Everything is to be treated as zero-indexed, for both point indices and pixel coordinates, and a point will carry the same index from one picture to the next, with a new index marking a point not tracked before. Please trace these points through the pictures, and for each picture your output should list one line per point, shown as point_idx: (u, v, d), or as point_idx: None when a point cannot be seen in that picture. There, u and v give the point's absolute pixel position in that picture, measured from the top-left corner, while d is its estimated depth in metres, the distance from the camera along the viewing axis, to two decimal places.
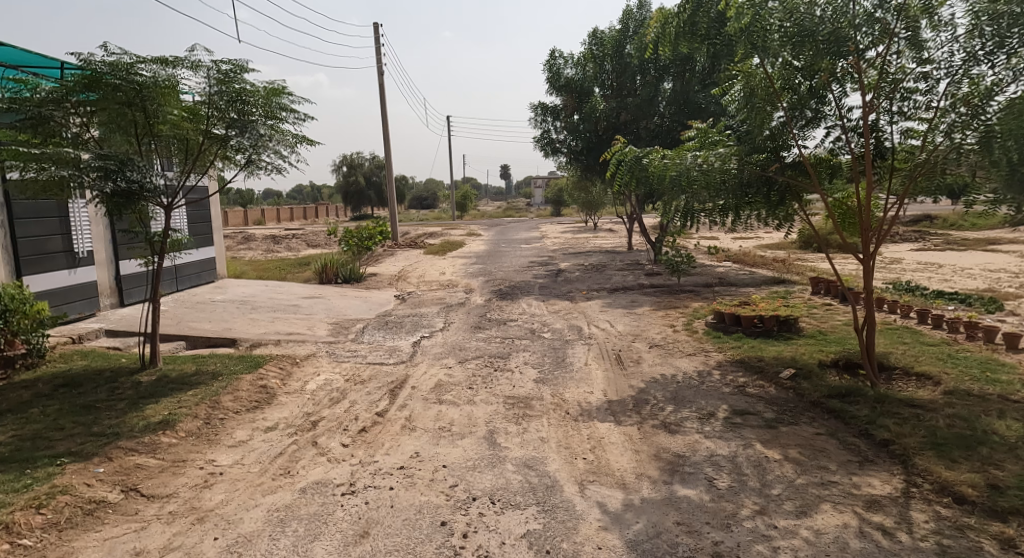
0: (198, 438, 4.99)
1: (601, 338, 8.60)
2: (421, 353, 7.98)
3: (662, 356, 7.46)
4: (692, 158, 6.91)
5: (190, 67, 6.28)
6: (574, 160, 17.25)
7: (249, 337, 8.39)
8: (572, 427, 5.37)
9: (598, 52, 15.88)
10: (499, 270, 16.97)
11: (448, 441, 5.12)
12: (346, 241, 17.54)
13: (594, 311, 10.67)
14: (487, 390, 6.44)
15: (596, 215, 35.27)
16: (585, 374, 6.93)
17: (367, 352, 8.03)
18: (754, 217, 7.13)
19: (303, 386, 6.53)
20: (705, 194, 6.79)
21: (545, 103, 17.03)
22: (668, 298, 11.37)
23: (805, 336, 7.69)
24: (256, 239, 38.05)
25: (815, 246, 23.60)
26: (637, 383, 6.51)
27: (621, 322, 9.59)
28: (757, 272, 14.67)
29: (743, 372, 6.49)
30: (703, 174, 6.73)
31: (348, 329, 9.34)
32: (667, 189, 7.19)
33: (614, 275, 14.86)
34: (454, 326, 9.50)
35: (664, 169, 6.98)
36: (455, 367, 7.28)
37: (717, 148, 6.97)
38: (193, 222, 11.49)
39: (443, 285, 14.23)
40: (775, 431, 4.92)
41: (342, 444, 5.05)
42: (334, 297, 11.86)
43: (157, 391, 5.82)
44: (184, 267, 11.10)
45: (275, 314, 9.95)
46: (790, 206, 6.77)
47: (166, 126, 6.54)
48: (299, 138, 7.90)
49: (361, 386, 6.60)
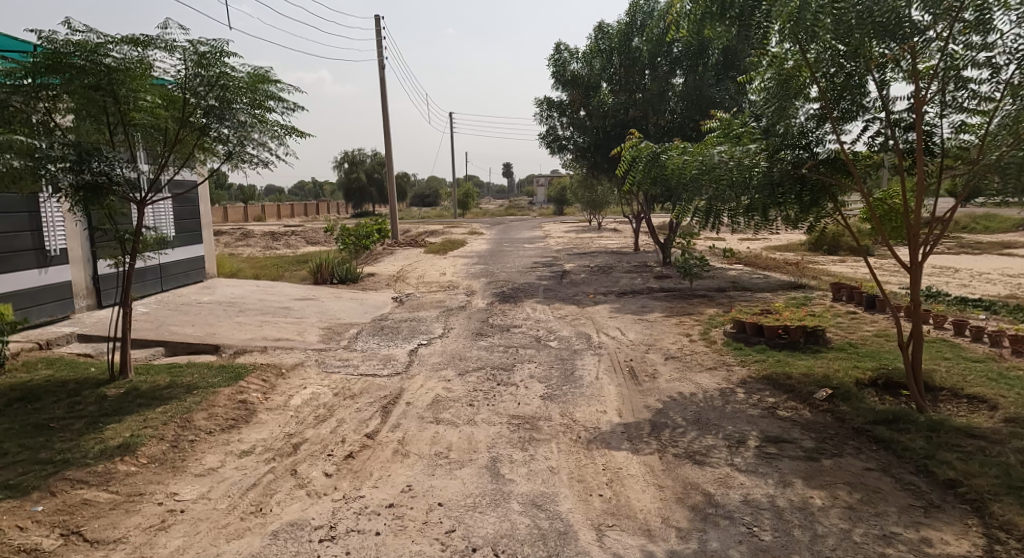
0: (162, 465, 4.39)
1: (612, 348, 8.00)
2: (419, 363, 7.39)
3: (680, 370, 6.86)
4: (715, 155, 6.29)
5: (163, 48, 5.67)
6: (582, 158, 16.64)
7: (233, 343, 7.79)
8: (585, 454, 4.78)
9: (606, 46, 15.22)
10: (502, 270, 16.38)
11: (445, 471, 4.52)
12: (343, 240, 16.95)
13: (602, 317, 10.08)
14: (489, 408, 5.85)
15: (600, 216, 34.73)
16: (597, 390, 6.34)
17: (360, 361, 7.44)
18: (781, 222, 6.49)
19: (286, 401, 5.93)
20: (728, 192, 6.18)
21: (550, 99, 16.41)
22: (680, 303, 10.79)
23: (834, 349, 7.10)
24: (255, 235, 37.62)
25: (827, 247, 23.01)
26: (654, 403, 5.91)
27: (632, 330, 9.00)
28: (772, 275, 14.09)
29: (771, 391, 5.89)
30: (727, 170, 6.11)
31: (341, 334, 8.76)
32: (688, 187, 6.63)
33: (622, 278, 14.26)
34: (455, 333, 8.91)
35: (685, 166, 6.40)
36: (455, 380, 6.70)
37: (744, 142, 6.38)
38: (180, 218, 10.91)
39: (443, 286, 13.63)
40: (818, 465, 4.32)
41: (326, 473, 4.46)
42: (328, 299, 11.27)
43: (122, 407, 5.24)
44: (170, 265, 10.53)
45: (264, 317, 9.37)
46: (821, 209, 6.15)
47: (141, 114, 5.94)
48: (289, 129, 7.31)
49: (351, 401, 6.01)
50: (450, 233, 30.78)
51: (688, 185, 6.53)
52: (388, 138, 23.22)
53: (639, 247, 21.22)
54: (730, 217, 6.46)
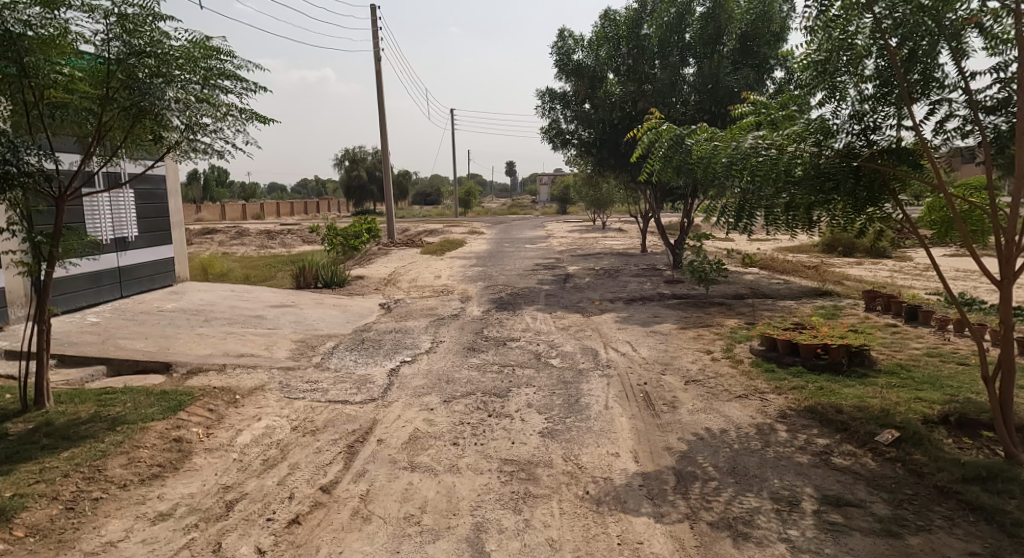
0: (43, 539, 3.38)
1: (622, 369, 6.96)
2: (399, 387, 6.37)
3: (704, 399, 5.83)
4: (752, 140, 5.35)
5: (84, 10, 4.65)
6: (586, 153, 15.59)
7: (187, 360, 6.77)
8: (594, 520, 3.75)
9: (613, 32, 14.15)
10: (501, 273, 15.37)
11: (415, 545, 3.50)
12: (330, 240, 15.93)
13: (610, 328, 9.05)
14: (477, 448, 4.82)
15: (604, 215, 33.75)
16: (607, 425, 5.32)
17: (331, 383, 6.42)
18: (825, 223, 5.54)
19: (233, 438, 4.91)
20: (767, 185, 5.24)
21: (553, 90, 15.36)
22: (696, 313, 9.75)
23: (884, 373, 6.07)
24: (250, 233, 36.67)
25: (841, 249, 22.00)
26: (676, 443, 4.88)
27: (644, 345, 7.98)
28: (791, 281, 13.06)
29: (819, 430, 4.85)
30: (766, 159, 5.17)
31: (315, 349, 7.74)
32: (719, 181, 5.63)
33: (630, 283, 13.22)
34: (444, 348, 7.91)
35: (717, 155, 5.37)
36: (438, 410, 5.68)
37: (786, 127, 5.38)
38: (144, 214, 9.92)
39: (436, 291, 12.62)
40: (902, 543, 3.28)
41: (259, 549, 3.44)
42: (308, 306, 10.26)
43: (21, 451, 4.24)
44: (132, 267, 9.54)
45: (230, 328, 8.37)
46: (875, 209, 5.17)
47: (62, 92, 4.91)
48: (251, 115, 6.37)
49: (312, 438, 5.00)
50: (449, 233, 29.79)
51: (718, 176, 5.58)
52: (383, 134, 22.26)
53: (647, 248, 20.17)
54: (767, 216, 5.52)
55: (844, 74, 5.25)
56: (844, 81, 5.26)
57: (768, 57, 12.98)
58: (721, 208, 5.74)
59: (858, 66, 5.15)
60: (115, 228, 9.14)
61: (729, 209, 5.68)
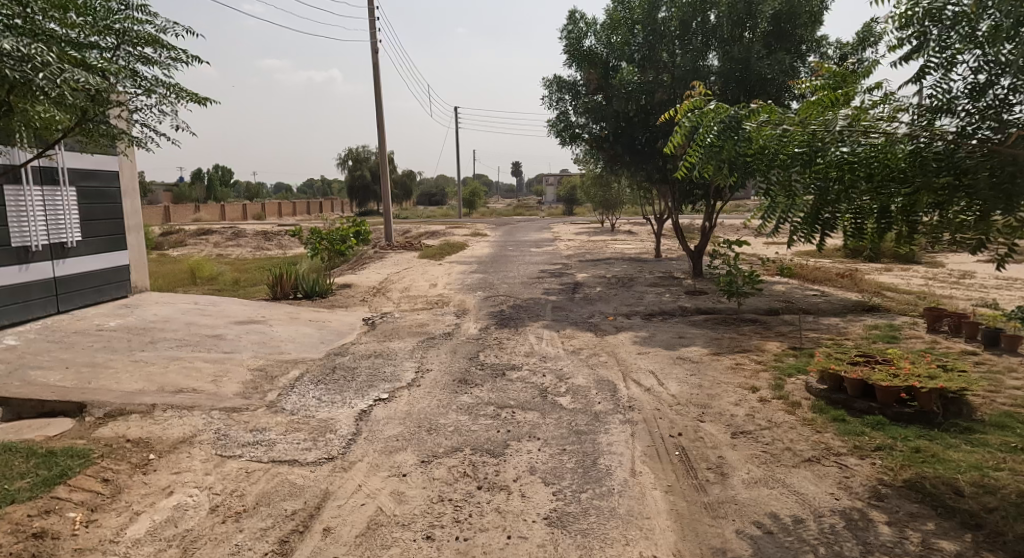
0: None
1: (649, 414, 5.57)
2: (366, 438, 5.02)
3: (762, 462, 4.44)
4: (835, 124, 4.03)
5: None
6: (597, 149, 14.18)
7: (107, 400, 5.45)
8: None
9: (627, 15, 12.83)
10: (504, 281, 14.01)
11: None
12: (314, 245, 14.31)
13: (628, 353, 7.68)
14: (458, 547, 3.46)
15: (613, 218, 32.45)
16: (636, 505, 3.93)
17: (281, 433, 5.05)
18: (928, 233, 3.99)
19: (120, 526, 3.57)
20: (858, 185, 3.91)
21: (562, 78, 13.98)
22: (729, 334, 8.39)
23: (993, 426, 4.68)
24: (246, 234, 35.53)
25: (867, 254, 20.65)
26: (736, 541, 3.49)
27: (672, 376, 6.61)
28: (828, 293, 11.68)
29: (940, 523, 3.46)
30: (862, 153, 3.89)
31: (274, 382, 6.41)
32: (785, 176, 4.14)
33: (646, 293, 11.85)
34: (429, 380, 6.57)
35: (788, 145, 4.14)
36: (413, 478, 4.33)
37: (880, 105, 4.12)
38: (89, 216, 8.63)
39: (430, 303, 11.29)
40: None
41: None
42: (279, 323, 8.93)
43: None
44: (72, 278, 8.25)
45: (178, 352, 7.04)
46: (1007, 217, 3.51)
47: None
48: (179, 91, 5.06)
49: (234, 527, 3.65)
50: (451, 235, 28.44)
51: (781, 173, 4.15)
52: (379, 128, 20.89)
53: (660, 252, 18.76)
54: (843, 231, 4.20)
55: (954, 35, 4.02)
56: (951, 45, 4.04)
57: (802, 41, 11.77)
58: (776, 213, 4.28)
59: (974, 25, 3.91)
60: (50, 233, 7.86)
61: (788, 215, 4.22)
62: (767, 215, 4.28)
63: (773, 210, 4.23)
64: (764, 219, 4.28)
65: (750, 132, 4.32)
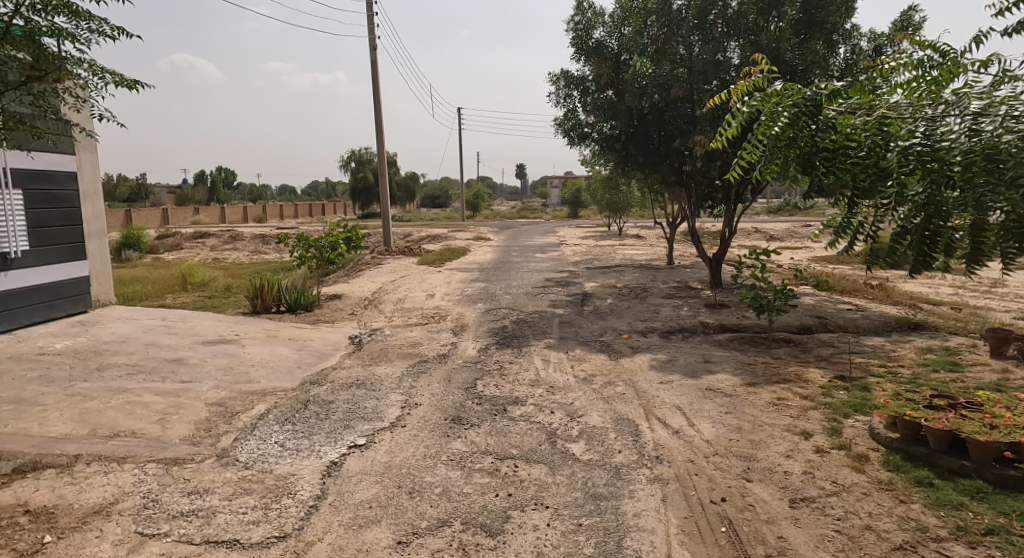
0: None
1: (682, 467, 4.56)
2: (332, 504, 4.03)
3: (839, 548, 3.42)
4: (960, 106, 2.98)
5: None
6: (607, 150, 13.10)
7: (21, 450, 4.48)
8: None
9: (640, 4, 11.84)
10: (506, 291, 13.02)
11: None
12: (302, 252, 13.30)
13: (650, 382, 6.66)
14: None
15: (621, 221, 31.47)
16: None
17: (226, 496, 4.06)
18: None
19: None
20: (990, 186, 2.72)
21: (569, 73, 13.00)
22: (762, 359, 7.36)
23: None
24: (243, 237, 34.64)
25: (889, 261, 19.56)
26: None
27: (704, 414, 5.58)
28: (862, 307, 10.64)
29: None
30: (1006, 144, 2.71)
31: (233, 421, 5.42)
32: (873, 178, 3.23)
33: (662, 307, 10.82)
34: (417, 418, 5.57)
35: (891, 135, 3.12)
36: None
37: (1000, 85, 3.11)
38: (39, 222, 7.68)
39: (426, 317, 10.30)
40: None
41: None
42: (253, 342, 7.93)
43: None
44: (16, 293, 7.32)
45: (126, 382, 6.05)
46: None
47: None
48: (96, 69, 4.16)
49: None
50: (453, 240, 27.40)
51: (876, 173, 3.20)
52: (377, 129, 19.96)
53: (672, 259, 17.75)
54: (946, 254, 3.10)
55: None
56: None
57: (835, 29, 10.74)
58: (855, 226, 3.56)
59: None
60: None
61: (867, 229, 3.51)
62: (844, 229, 3.53)
63: (847, 224, 3.51)
64: (838, 233, 3.56)
65: (834, 120, 3.41)
